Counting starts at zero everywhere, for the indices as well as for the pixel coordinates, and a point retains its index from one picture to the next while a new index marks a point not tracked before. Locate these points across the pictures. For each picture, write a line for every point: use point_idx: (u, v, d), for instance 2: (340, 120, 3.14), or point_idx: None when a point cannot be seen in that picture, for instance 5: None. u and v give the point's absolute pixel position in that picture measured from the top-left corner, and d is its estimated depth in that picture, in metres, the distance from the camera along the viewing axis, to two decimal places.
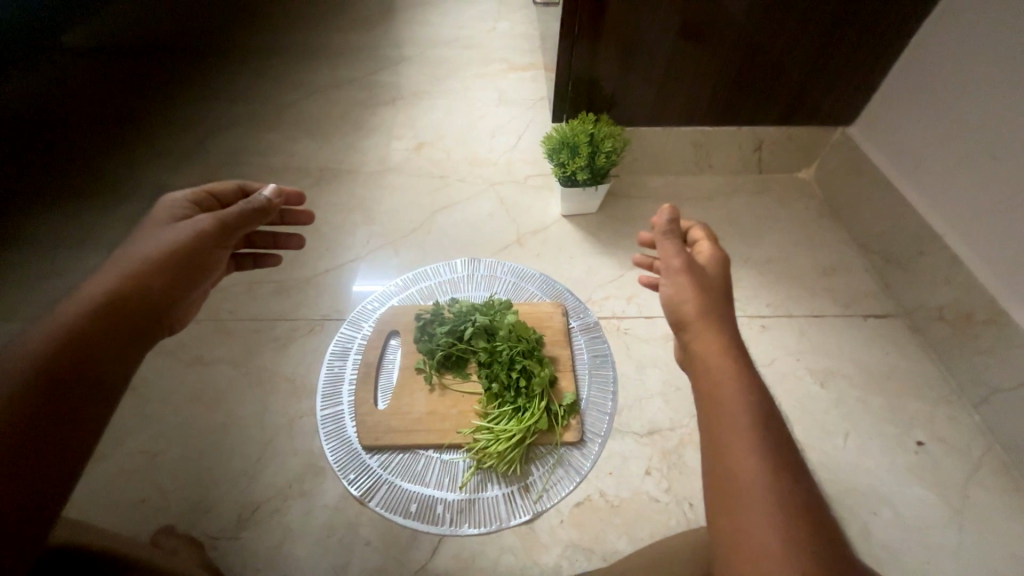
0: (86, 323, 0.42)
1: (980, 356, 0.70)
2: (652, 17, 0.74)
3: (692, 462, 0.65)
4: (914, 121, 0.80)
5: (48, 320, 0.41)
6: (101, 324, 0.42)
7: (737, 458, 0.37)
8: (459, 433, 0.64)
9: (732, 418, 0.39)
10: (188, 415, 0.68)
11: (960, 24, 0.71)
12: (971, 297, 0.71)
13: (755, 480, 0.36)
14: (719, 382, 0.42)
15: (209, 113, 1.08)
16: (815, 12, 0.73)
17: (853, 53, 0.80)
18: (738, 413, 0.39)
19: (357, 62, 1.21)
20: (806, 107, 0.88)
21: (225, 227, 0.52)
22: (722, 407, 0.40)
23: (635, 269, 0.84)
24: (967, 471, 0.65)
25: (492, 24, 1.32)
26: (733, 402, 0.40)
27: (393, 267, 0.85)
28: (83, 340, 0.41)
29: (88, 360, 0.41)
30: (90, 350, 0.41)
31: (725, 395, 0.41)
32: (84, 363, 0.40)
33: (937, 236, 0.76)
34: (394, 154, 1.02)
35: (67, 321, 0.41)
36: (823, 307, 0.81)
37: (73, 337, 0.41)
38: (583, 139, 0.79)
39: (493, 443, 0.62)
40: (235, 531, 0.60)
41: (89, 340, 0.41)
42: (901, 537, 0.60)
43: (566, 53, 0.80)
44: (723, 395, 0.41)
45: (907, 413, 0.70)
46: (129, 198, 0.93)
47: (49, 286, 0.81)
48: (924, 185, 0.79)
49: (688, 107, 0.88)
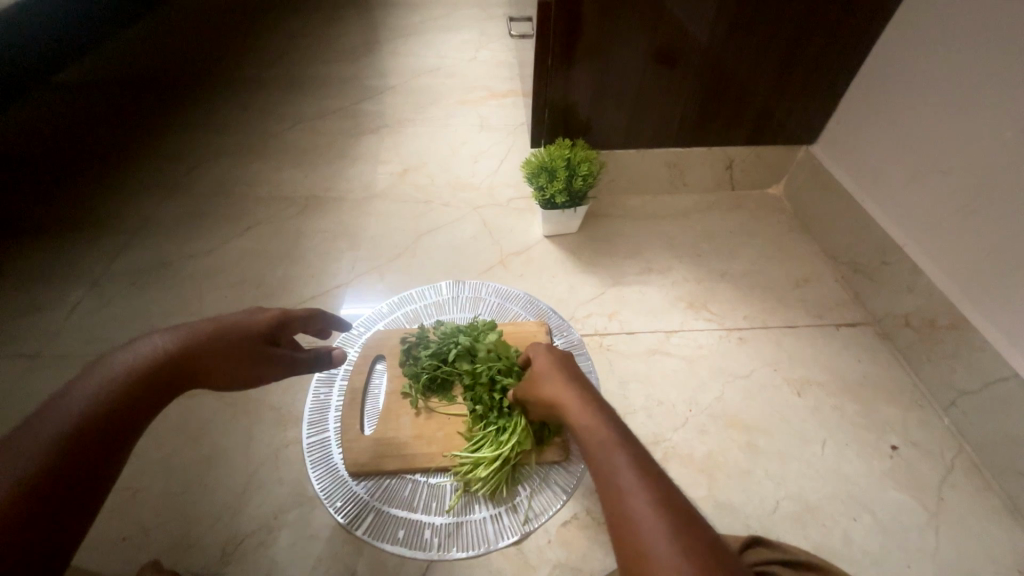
0: (120, 392, 0.41)
1: (946, 361, 0.73)
2: (620, 46, 0.79)
3: (677, 475, 0.66)
4: (873, 137, 0.84)
5: (89, 381, 0.41)
6: (138, 391, 0.42)
7: (639, 529, 0.36)
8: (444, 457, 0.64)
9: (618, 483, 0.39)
10: (172, 448, 0.68)
11: (905, 48, 0.76)
12: (933, 304, 0.75)
13: (663, 548, 0.35)
14: (602, 450, 0.43)
15: (196, 145, 1.10)
16: (772, 41, 0.78)
17: (810, 76, 0.85)
18: (622, 472, 0.40)
19: (342, 91, 1.24)
20: (771, 127, 0.93)
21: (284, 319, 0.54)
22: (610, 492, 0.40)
23: (617, 287, 0.87)
24: (940, 473, 0.67)
25: (474, 53, 1.37)
26: (618, 469, 0.41)
27: (379, 292, 0.86)
28: (109, 414, 0.40)
29: (114, 437, 0.39)
30: (123, 417, 0.40)
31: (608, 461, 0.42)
32: (110, 438, 0.39)
33: (898, 247, 0.80)
34: (378, 181, 1.04)
35: (106, 384, 0.41)
36: (797, 318, 0.84)
37: (103, 407, 0.40)
38: (560, 163, 0.82)
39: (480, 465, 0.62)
40: (218, 566, 0.59)
41: (118, 411, 0.40)
42: (880, 542, 0.62)
43: (542, 85, 0.85)
44: (605, 463, 0.41)
45: (881, 418, 0.73)
46: (113, 231, 0.94)
47: (32, 321, 0.82)
48: (883, 198, 0.83)
49: (661, 131, 0.92)
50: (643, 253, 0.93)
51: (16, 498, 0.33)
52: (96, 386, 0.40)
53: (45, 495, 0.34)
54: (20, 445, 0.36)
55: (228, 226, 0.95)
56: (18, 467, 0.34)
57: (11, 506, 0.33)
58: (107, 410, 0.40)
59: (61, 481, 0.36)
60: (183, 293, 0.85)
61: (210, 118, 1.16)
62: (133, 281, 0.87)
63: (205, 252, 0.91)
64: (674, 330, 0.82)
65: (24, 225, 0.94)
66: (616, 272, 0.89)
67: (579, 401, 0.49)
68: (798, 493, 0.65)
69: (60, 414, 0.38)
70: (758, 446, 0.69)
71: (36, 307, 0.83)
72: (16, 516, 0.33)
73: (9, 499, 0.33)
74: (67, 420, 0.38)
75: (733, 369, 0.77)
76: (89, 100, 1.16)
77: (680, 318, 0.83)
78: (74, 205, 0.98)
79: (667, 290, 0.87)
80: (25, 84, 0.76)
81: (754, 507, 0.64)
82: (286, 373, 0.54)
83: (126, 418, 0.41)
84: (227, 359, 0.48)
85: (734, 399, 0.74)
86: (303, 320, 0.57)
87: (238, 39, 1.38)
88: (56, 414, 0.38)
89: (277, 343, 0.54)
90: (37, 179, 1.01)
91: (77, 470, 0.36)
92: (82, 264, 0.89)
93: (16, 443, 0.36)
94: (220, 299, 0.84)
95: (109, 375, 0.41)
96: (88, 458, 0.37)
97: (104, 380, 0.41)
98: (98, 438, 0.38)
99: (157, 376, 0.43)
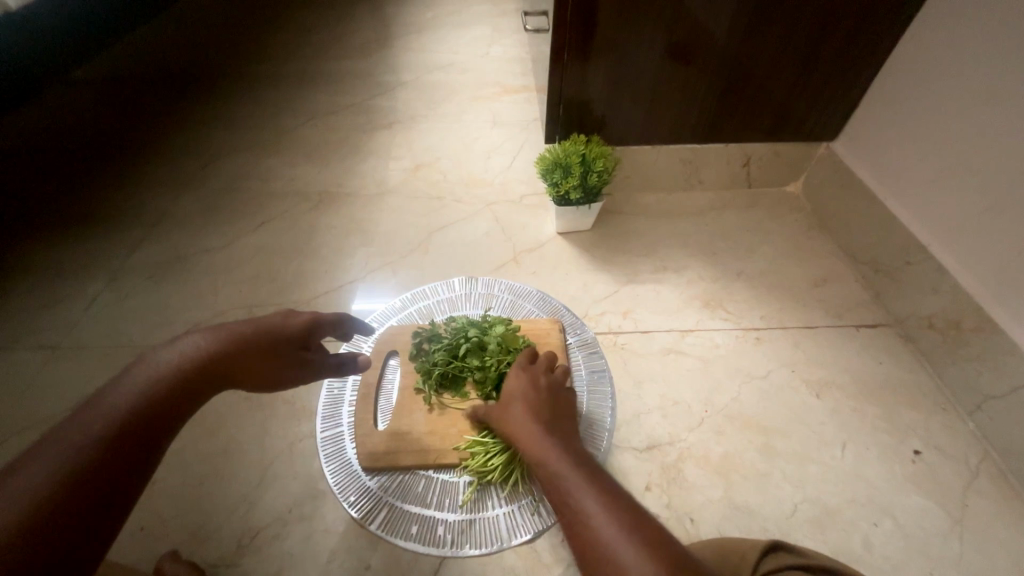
0: (158, 392, 0.41)
1: (971, 364, 0.71)
2: (636, 39, 0.77)
3: (692, 476, 0.66)
4: (897, 133, 0.82)
5: (129, 380, 0.41)
6: (180, 391, 0.43)
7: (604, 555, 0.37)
8: (452, 449, 0.64)
9: (581, 508, 0.40)
10: (190, 440, 0.69)
11: (934, 41, 0.74)
12: (958, 306, 0.73)
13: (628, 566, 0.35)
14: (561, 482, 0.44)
15: (211, 140, 1.11)
16: (793, 36, 0.76)
17: (833, 71, 0.83)
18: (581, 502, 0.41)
19: (355, 86, 1.24)
20: (791, 124, 0.91)
21: (313, 325, 0.56)
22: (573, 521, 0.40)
23: (631, 285, 0.86)
24: (965, 479, 0.66)
25: (486, 48, 1.37)
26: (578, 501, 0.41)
27: (391, 288, 0.86)
28: (147, 414, 0.40)
29: (151, 439, 0.39)
30: (164, 414, 0.41)
31: (571, 496, 0.42)
32: (147, 438, 0.39)
33: (923, 247, 0.78)
34: (390, 176, 1.04)
35: (145, 383, 0.41)
36: (816, 318, 0.82)
37: (141, 408, 0.40)
38: (575, 160, 0.81)
39: (488, 455, 0.61)
40: (235, 557, 0.59)
41: (155, 412, 0.40)
42: (902, 548, 0.60)
43: (557, 79, 0.83)
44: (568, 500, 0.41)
45: (903, 422, 0.71)
46: (130, 226, 0.95)
47: (52, 313, 0.83)
48: (908, 197, 0.81)
49: (677, 126, 0.91)
50: (658, 251, 0.91)
51: (56, 497, 0.33)
52: (136, 385, 0.41)
53: (85, 494, 0.34)
54: (60, 442, 0.36)
55: (243, 222, 0.96)
56: (59, 465, 0.34)
57: (50, 504, 0.33)
58: (148, 410, 0.40)
59: (101, 480, 0.35)
60: (198, 287, 0.86)
61: (226, 114, 1.17)
62: (150, 275, 0.88)
63: (220, 247, 0.92)
64: (689, 329, 0.81)
65: (45, 219, 0.95)
66: (630, 270, 0.88)
67: (533, 431, 0.50)
68: (816, 496, 0.64)
69: (99, 411, 0.38)
70: (776, 447, 0.68)
71: (57, 300, 0.84)
72: (60, 504, 0.33)
73: (49, 498, 0.33)
74: (107, 419, 0.38)
75: (749, 369, 0.76)
76: (109, 97, 1.17)
77: (696, 317, 0.82)
78: (93, 199, 0.99)
79: (682, 289, 0.86)
80: (43, 79, 0.77)
81: (771, 509, 0.63)
82: (307, 378, 0.56)
83: (162, 420, 0.41)
84: (262, 359, 0.50)
85: (751, 400, 0.73)
86: (331, 324, 0.59)
87: (254, 36, 1.39)
88: (96, 412, 0.38)
89: (305, 348, 0.56)
90: (58, 174, 1.02)
91: (120, 462, 0.37)
92: (101, 257, 0.90)
93: (56, 440, 0.36)
94: (235, 294, 0.85)
95: (154, 373, 0.42)
96: (130, 452, 0.38)
97: (143, 379, 0.42)
98: (141, 432, 0.39)
99: (197, 373, 0.44)
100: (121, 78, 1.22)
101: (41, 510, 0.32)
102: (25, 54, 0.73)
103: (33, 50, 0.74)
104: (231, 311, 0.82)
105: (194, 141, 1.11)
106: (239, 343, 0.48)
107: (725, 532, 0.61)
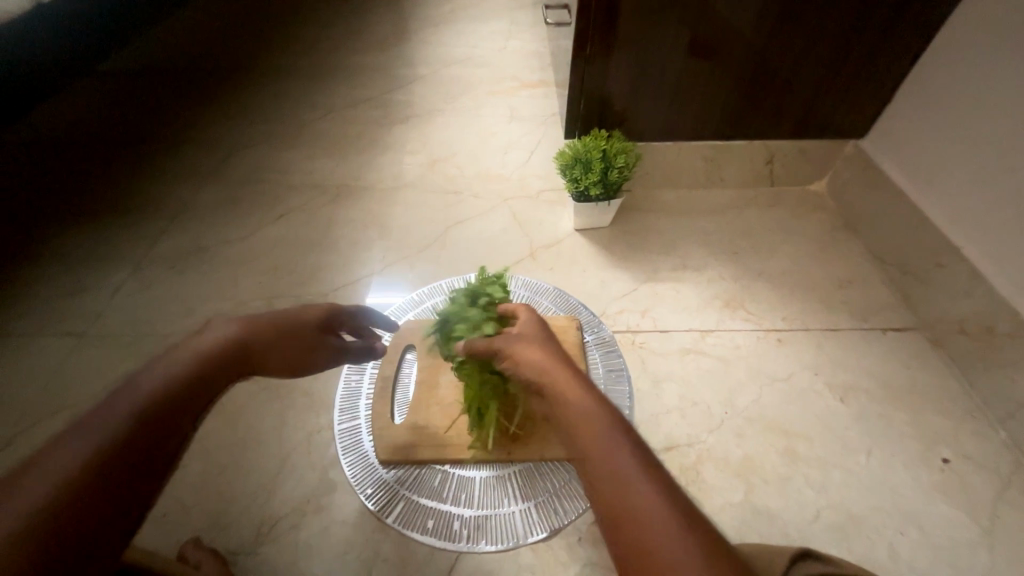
0: (187, 381, 0.42)
1: (1005, 371, 0.69)
2: (660, 32, 0.75)
3: (712, 479, 0.65)
4: (932, 130, 0.79)
5: (160, 366, 0.42)
6: (210, 375, 0.44)
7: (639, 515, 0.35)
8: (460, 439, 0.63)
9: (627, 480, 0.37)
10: (210, 428, 0.70)
11: (974, 36, 0.71)
12: (993, 310, 0.70)
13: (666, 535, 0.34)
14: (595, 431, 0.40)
15: (232, 133, 1.12)
16: (823, 31, 0.74)
17: (863, 68, 0.80)
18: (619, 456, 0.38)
19: (373, 80, 1.24)
20: (817, 121, 0.88)
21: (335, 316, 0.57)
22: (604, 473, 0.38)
23: (649, 283, 0.85)
24: (996, 489, 0.64)
25: (504, 42, 1.35)
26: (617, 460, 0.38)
27: (407, 282, 0.86)
28: (177, 398, 0.41)
29: (180, 421, 0.40)
30: (194, 397, 0.42)
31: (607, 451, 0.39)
32: (170, 431, 0.39)
33: (956, 249, 0.76)
34: (407, 171, 1.04)
35: (177, 368, 0.42)
36: (840, 320, 0.80)
37: (171, 394, 0.40)
38: (596, 155, 0.81)
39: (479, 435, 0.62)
40: (254, 545, 0.60)
41: (183, 398, 0.41)
42: (929, 558, 0.59)
43: (579, 74, 0.82)
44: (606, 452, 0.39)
45: (931, 428, 0.69)
46: (152, 216, 0.97)
47: (79, 300, 0.85)
48: (941, 198, 0.78)
49: (701, 122, 0.89)
50: (677, 248, 0.90)
51: (92, 475, 0.34)
52: (167, 370, 0.42)
53: (113, 479, 0.35)
54: (96, 422, 0.36)
55: (262, 215, 0.96)
56: (79, 458, 0.34)
57: (77, 490, 0.33)
58: (181, 392, 0.41)
59: (127, 466, 0.36)
60: (218, 277, 0.87)
61: (244, 107, 1.18)
62: (172, 266, 0.89)
63: (239, 239, 0.93)
64: (710, 329, 0.79)
65: (72, 208, 0.97)
66: (649, 268, 0.87)
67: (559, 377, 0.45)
68: (839, 502, 0.63)
69: (133, 395, 0.39)
70: (798, 452, 0.67)
71: (82, 287, 0.86)
72: (96, 481, 0.34)
73: (85, 476, 0.34)
74: (138, 404, 0.38)
75: (771, 371, 0.74)
76: (132, 91, 1.20)
77: (716, 317, 0.81)
78: (116, 190, 1.01)
79: (702, 289, 0.84)
80: (67, 68, 0.78)
81: (793, 514, 0.62)
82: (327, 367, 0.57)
83: (190, 406, 0.41)
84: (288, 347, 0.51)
85: (772, 403, 0.71)
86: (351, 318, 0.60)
87: (272, 30, 1.39)
88: (131, 394, 0.39)
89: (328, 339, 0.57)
90: (84, 165, 1.04)
91: (154, 443, 0.38)
92: (124, 247, 0.92)
93: (96, 417, 0.37)
94: (254, 285, 0.86)
95: (188, 357, 0.43)
96: (162, 433, 0.38)
97: (169, 370, 0.42)
98: (174, 414, 0.40)
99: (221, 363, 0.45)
100: (142, 72, 1.24)
101: (78, 486, 0.33)
102: (48, 43, 0.73)
103: (57, 38, 0.75)
104: (250, 303, 0.83)
105: (214, 133, 1.12)
106: (268, 332, 0.49)
107: (744, 535, 0.60)
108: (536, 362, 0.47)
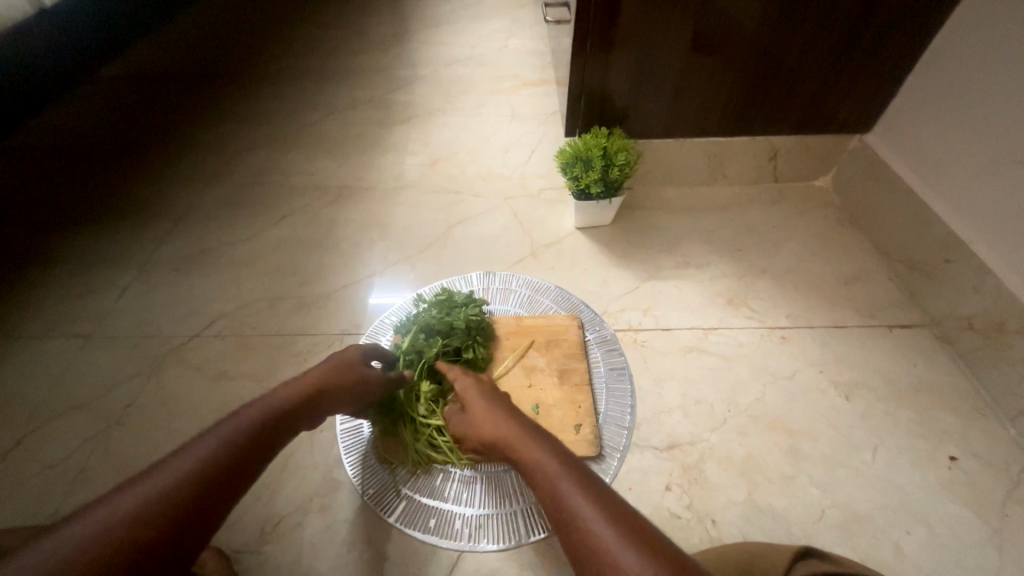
0: (271, 417, 0.47)
1: (1014, 368, 0.68)
2: (660, 28, 0.75)
3: (714, 478, 0.64)
4: (939, 124, 0.78)
5: (258, 402, 0.47)
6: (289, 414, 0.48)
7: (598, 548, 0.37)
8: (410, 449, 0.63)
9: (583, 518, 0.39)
10: None
11: (980, 28, 0.70)
12: (1001, 306, 0.69)
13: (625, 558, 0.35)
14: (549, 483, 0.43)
15: (234, 135, 1.13)
16: (825, 25, 0.73)
17: (867, 61, 0.79)
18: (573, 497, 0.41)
19: (374, 80, 1.25)
20: (821, 116, 0.87)
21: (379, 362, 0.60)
22: (564, 520, 0.40)
23: (651, 281, 0.84)
24: (1004, 488, 0.63)
25: (504, 41, 1.35)
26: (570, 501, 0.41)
27: (409, 282, 0.86)
28: (263, 432, 0.45)
29: (260, 453, 0.44)
30: (276, 433, 0.46)
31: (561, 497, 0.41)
32: (226, 486, 0.40)
33: (964, 245, 0.74)
34: (409, 171, 1.04)
35: (267, 405, 0.47)
36: (845, 317, 0.79)
37: (259, 428, 0.45)
38: (596, 153, 0.80)
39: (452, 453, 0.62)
40: (258, 545, 0.60)
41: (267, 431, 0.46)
42: (936, 558, 0.58)
43: (579, 72, 0.82)
44: (559, 499, 0.41)
45: (938, 426, 0.68)
46: (157, 219, 0.98)
47: (85, 302, 0.86)
48: (947, 193, 0.77)
49: (703, 119, 0.88)
50: (680, 246, 0.89)
51: (186, 494, 0.38)
52: (259, 406, 0.47)
53: (199, 501, 0.38)
54: (201, 444, 0.41)
55: (264, 216, 0.97)
56: (171, 481, 0.38)
57: (172, 507, 0.37)
58: (267, 427, 0.46)
59: (214, 489, 0.39)
60: (222, 279, 0.88)
61: (246, 111, 1.19)
62: (176, 268, 0.90)
63: (241, 241, 0.93)
64: (713, 327, 0.79)
65: (78, 212, 0.99)
66: (651, 266, 0.86)
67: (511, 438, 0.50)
68: (845, 501, 0.62)
69: (234, 424, 0.44)
70: (802, 450, 0.66)
71: (89, 289, 0.87)
72: (188, 501, 0.37)
73: (180, 494, 0.37)
74: (236, 433, 0.44)
75: (775, 369, 0.74)
76: (136, 95, 1.21)
77: (718, 315, 0.80)
78: (121, 193, 1.02)
79: (704, 286, 0.84)
80: (71, 74, 0.79)
81: (797, 515, 0.61)
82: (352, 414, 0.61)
83: (270, 441, 0.46)
84: (339, 400, 0.54)
85: (776, 401, 0.71)
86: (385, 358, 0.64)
87: (274, 33, 1.40)
88: (234, 421, 0.44)
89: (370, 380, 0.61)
90: (90, 169, 1.06)
91: (236, 471, 0.41)
92: (129, 250, 0.93)
93: (204, 439, 0.42)
94: (256, 286, 0.86)
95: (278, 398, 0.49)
96: (247, 462, 0.43)
97: (259, 406, 0.47)
98: (258, 448, 0.44)
99: (289, 407, 0.49)
100: (145, 76, 1.25)
101: (173, 503, 0.37)
102: (52, 51, 0.75)
103: (61, 45, 0.76)
104: (253, 304, 0.84)
105: (217, 135, 1.13)
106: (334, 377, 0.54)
107: (748, 535, 0.60)
108: (497, 424, 0.52)
